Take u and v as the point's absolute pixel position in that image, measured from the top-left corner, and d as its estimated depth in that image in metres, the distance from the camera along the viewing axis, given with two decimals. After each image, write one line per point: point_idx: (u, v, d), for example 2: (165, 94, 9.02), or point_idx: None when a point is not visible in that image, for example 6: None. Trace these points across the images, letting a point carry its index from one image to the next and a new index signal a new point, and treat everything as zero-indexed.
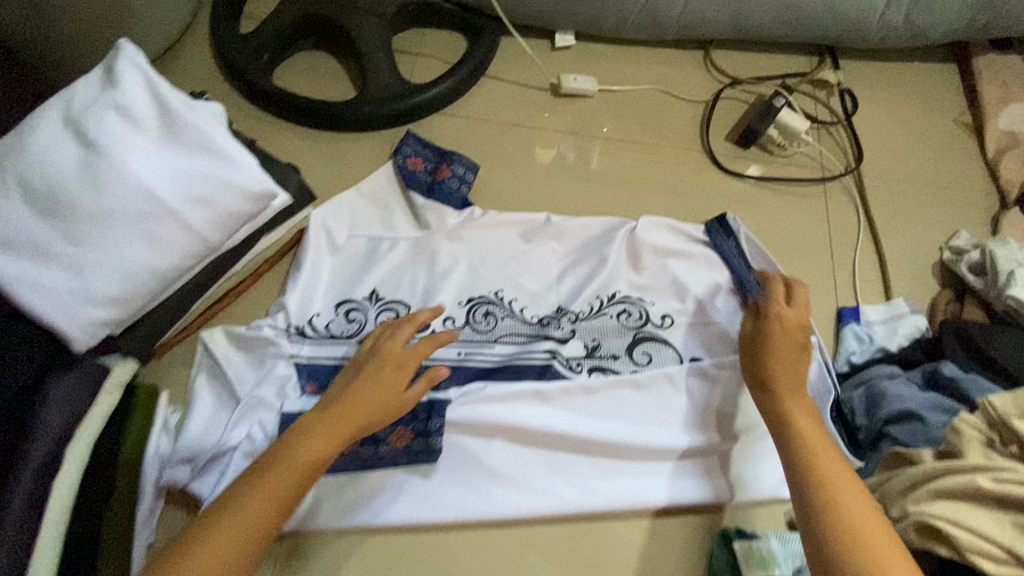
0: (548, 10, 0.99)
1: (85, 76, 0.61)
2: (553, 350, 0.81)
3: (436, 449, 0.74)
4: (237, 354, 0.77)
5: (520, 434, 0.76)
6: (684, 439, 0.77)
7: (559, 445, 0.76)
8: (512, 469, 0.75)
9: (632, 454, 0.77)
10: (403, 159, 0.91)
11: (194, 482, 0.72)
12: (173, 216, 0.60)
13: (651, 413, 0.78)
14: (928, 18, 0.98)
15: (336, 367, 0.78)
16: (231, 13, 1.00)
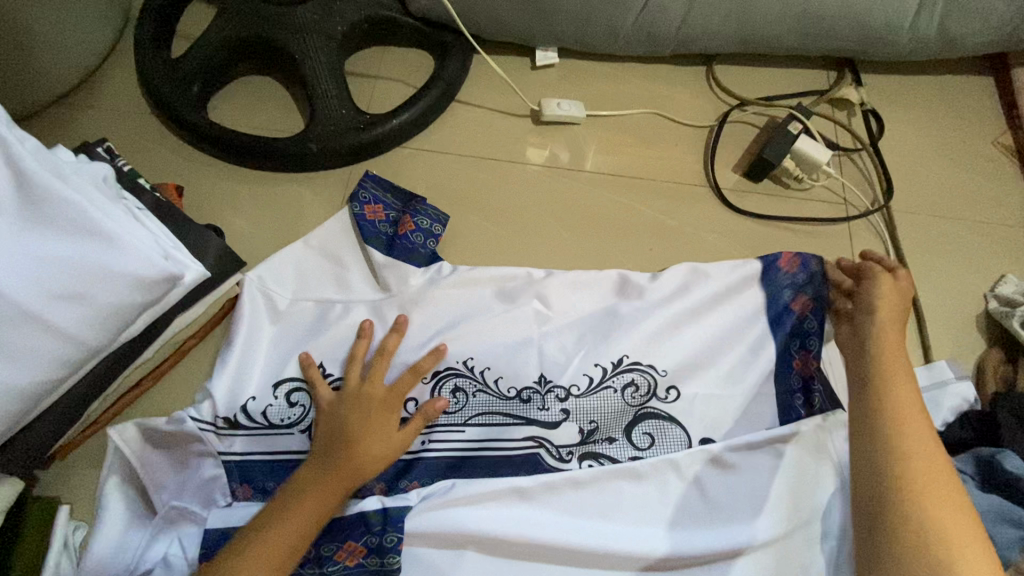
0: (525, 26, 0.85)
1: None
2: (539, 438, 0.66)
3: (393, 569, 0.58)
4: (154, 451, 0.62)
5: (494, 543, 0.60)
6: (707, 545, 0.60)
7: (545, 555, 0.60)
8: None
9: (598, 561, 0.60)
10: (359, 207, 0.74)
11: None
12: (33, 319, 0.46)
13: (654, 510, 0.62)
14: (965, 27, 0.85)
15: (274, 464, 0.64)
16: (158, 34, 0.86)
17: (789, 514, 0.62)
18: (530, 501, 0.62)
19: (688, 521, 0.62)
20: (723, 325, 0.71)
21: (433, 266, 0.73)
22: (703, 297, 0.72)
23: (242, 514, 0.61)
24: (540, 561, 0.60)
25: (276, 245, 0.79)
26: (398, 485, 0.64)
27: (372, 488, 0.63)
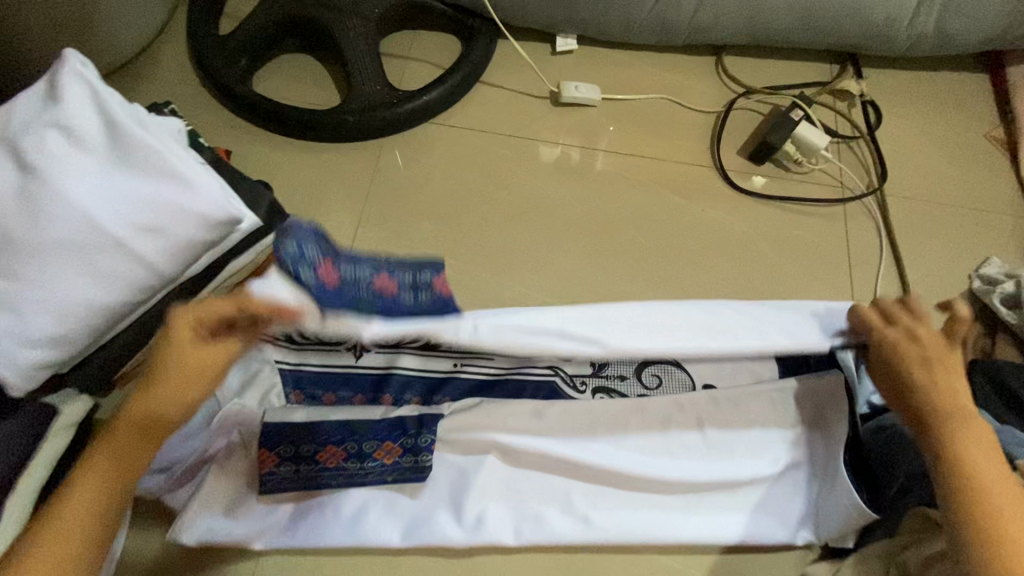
0: (547, 13, 0.92)
1: (28, 91, 0.55)
2: (555, 366, 0.74)
3: (425, 465, 0.69)
4: None
5: (517, 457, 0.71)
6: (705, 474, 0.70)
7: (556, 470, 0.71)
8: (498, 495, 0.71)
9: (618, 482, 0.71)
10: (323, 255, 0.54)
11: (166, 495, 0.68)
12: (120, 246, 0.54)
13: (659, 442, 0.71)
14: (961, 26, 0.90)
15: (322, 373, 0.72)
16: (208, 13, 0.93)
17: (775, 456, 0.70)
18: (551, 432, 0.71)
19: (689, 453, 0.71)
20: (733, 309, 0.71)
21: (448, 318, 0.52)
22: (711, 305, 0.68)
23: (296, 413, 0.69)
24: (551, 474, 0.71)
25: (314, 209, 0.86)
26: (432, 398, 0.74)
27: (408, 400, 0.74)
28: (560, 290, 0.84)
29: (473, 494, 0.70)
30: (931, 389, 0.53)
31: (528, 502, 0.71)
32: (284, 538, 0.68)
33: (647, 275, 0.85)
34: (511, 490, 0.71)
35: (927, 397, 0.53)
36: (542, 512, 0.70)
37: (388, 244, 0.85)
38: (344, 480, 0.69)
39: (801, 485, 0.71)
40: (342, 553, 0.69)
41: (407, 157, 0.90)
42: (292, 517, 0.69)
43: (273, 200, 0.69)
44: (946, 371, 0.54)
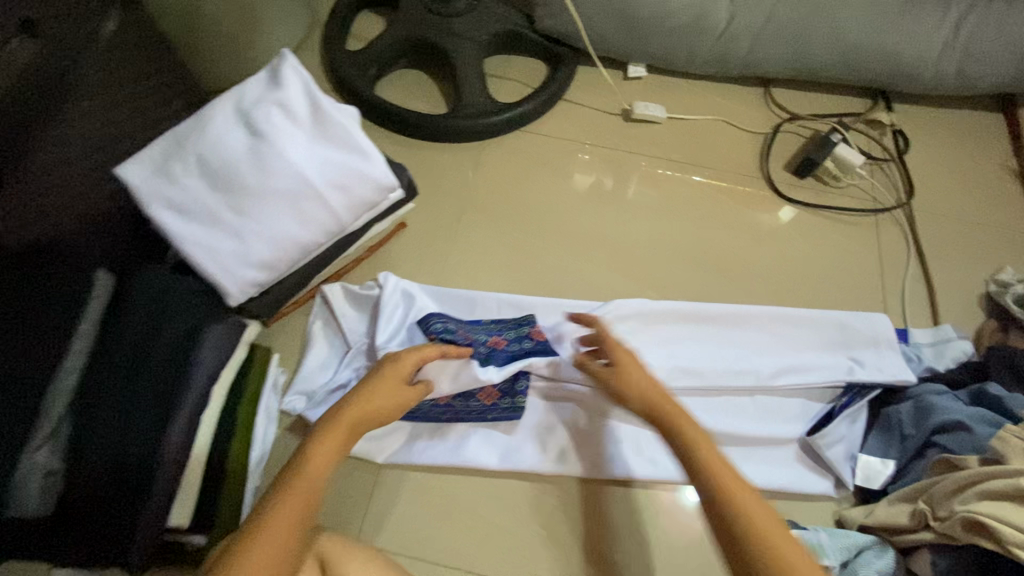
0: (623, 45, 1.09)
1: (253, 77, 0.72)
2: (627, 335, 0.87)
3: (521, 406, 0.83)
4: (351, 309, 0.86)
5: (593, 405, 0.84)
6: (755, 429, 0.84)
7: (627, 420, 0.84)
8: (576, 435, 0.83)
9: (684, 433, 0.83)
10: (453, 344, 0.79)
11: (307, 412, 0.79)
12: (317, 198, 0.70)
13: (716, 405, 0.85)
14: (978, 70, 1.06)
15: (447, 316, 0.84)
16: (341, 32, 1.12)
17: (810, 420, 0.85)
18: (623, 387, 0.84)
19: (739, 412, 0.85)
20: (771, 321, 0.89)
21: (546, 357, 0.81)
22: (745, 321, 0.89)
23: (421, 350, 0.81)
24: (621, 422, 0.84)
25: (424, 195, 1.03)
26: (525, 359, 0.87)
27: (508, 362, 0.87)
28: (629, 272, 0.98)
29: (558, 432, 0.83)
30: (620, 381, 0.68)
31: (603, 443, 0.83)
32: (398, 457, 0.81)
33: (703, 265, 0.99)
34: (587, 432, 0.84)
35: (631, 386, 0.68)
36: (615, 452, 0.83)
37: (483, 226, 1.01)
38: (453, 416, 0.82)
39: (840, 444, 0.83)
40: (442, 473, 0.82)
41: (500, 157, 1.07)
42: (406, 440, 0.82)
43: (411, 178, 0.85)
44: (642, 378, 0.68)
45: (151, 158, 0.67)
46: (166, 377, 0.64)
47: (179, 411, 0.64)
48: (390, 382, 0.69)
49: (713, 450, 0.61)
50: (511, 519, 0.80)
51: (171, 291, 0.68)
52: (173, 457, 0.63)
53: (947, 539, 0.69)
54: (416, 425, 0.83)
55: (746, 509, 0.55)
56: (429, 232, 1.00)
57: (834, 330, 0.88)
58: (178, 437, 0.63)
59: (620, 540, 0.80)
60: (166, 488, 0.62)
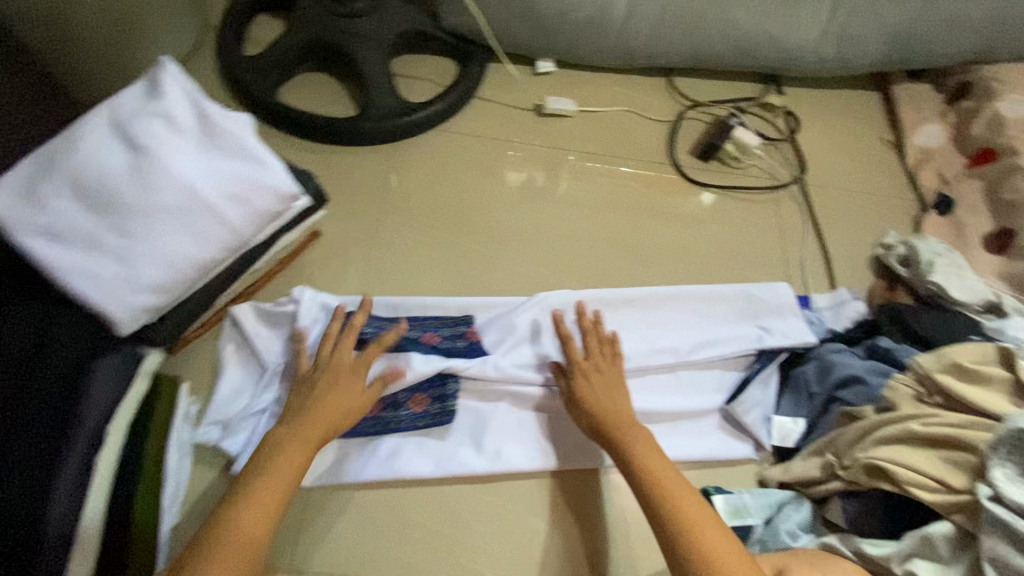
0: (528, 41, 1.11)
1: (130, 88, 0.68)
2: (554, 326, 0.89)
3: (451, 409, 0.82)
4: (262, 328, 0.81)
5: (525, 399, 0.85)
6: (680, 403, 0.86)
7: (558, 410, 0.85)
8: (510, 433, 0.84)
9: None
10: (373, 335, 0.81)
11: (224, 441, 0.74)
12: (212, 212, 0.66)
13: (640, 385, 0.87)
14: (854, 52, 1.15)
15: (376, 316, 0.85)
16: (237, 37, 1.07)
17: (727, 387, 0.89)
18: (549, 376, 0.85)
19: (664, 390, 0.87)
20: (682, 299, 0.93)
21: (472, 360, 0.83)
22: (661, 300, 0.93)
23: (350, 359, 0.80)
24: (552, 413, 0.86)
25: (339, 202, 1.00)
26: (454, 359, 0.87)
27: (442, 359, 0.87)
28: (553, 264, 1.00)
29: (492, 433, 0.83)
30: (590, 392, 0.78)
31: (537, 437, 0.84)
32: (327, 478, 0.78)
33: (622, 251, 1.02)
34: (520, 428, 0.84)
35: (597, 398, 0.77)
36: (550, 443, 0.84)
37: (403, 229, 0.99)
38: (382, 427, 0.81)
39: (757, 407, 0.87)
40: (376, 485, 0.80)
41: (416, 159, 1.05)
42: (337, 457, 0.80)
43: (319, 184, 0.82)
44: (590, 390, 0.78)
45: (16, 183, 0.62)
46: (53, 418, 0.61)
47: (64, 472, 0.60)
48: (347, 377, 0.72)
49: (660, 460, 0.71)
50: (449, 522, 0.79)
51: (46, 339, 0.63)
52: (64, 503, 0.59)
53: (853, 485, 0.74)
54: (343, 441, 0.80)
55: (686, 509, 0.66)
56: (347, 239, 0.97)
57: (739, 298, 0.94)
58: (71, 480, 0.60)
59: (563, 529, 0.80)
60: (61, 535, 0.58)
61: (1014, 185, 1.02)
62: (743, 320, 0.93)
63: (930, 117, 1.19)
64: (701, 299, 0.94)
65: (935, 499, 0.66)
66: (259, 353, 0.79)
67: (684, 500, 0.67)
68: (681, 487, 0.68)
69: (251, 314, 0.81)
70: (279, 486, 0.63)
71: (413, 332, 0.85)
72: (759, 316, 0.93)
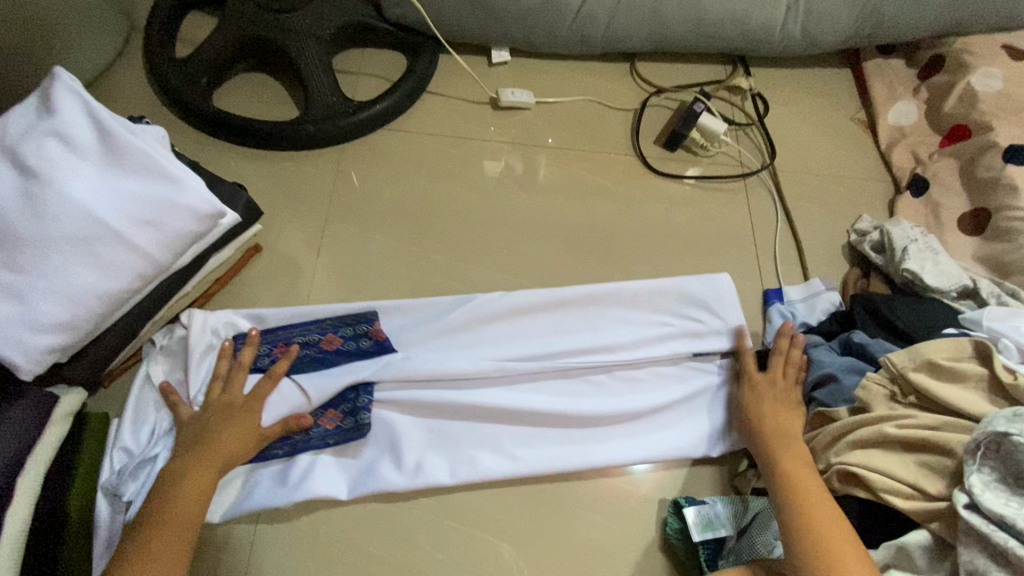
0: (480, 29, 1.04)
1: (21, 106, 0.61)
2: (514, 332, 0.85)
3: (364, 424, 0.76)
4: (163, 361, 0.74)
5: (485, 412, 0.80)
6: (632, 405, 0.82)
7: (517, 420, 0.81)
8: (431, 444, 0.78)
9: (580, 421, 0.81)
10: (268, 359, 0.77)
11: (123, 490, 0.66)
12: (119, 238, 0.60)
13: (590, 387, 0.84)
14: (822, 29, 1.09)
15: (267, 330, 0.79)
16: (164, 39, 0.99)
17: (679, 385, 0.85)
18: (469, 380, 0.80)
19: (600, 391, 0.84)
20: (631, 292, 0.88)
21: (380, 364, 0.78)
22: (613, 294, 0.88)
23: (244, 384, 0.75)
24: (478, 421, 0.80)
25: (282, 211, 0.94)
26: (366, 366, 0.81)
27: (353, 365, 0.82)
28: (512, 267, 0.95)
29: (409, 447, 0.77)
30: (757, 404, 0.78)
31: (463, 448, 0.79)
32: (232, 510, 0.73)
33: (586, 251, 0.97)
34: (440, 438, 0.79)
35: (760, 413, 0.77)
36: (475, 456, 0.78)
37: (352, 238, 0.93)
38: (291, 449, 0.75)
39: (704, 405, 0.84)
40: (329, 517, 0.75)
41: (364, 162, 0.99)
42: (243, 486, 0.74)
43: (250, 199, 0.76)
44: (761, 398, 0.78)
45: None
46: None
47: None
48: (245, 413, 0.71)
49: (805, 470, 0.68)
50: (408, 550, 0.75)
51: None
52: None
53: (827, 491, 0.70)
54: (253, 467, 0.75)
55: (817, 515, 0.63)
56: (291, 252, 0.91)
57: (688, 289, 0.89)
58: None
59: (528, 550, 0.77)
60: None
61: (989, 163, 0.98)
62: (694, 312, 0.88)
63: (902, 94, 1.15)
64: (651, 291, 0.88)
65: (911, 506, 0.63)
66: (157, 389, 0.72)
67: (820, 508, 0.63)
68: (819, 497, 0.64)
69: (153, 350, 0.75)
70: (176, 527, 0.60)
71: (307, 339, 0.79)
72: (706, 306, 0.88)
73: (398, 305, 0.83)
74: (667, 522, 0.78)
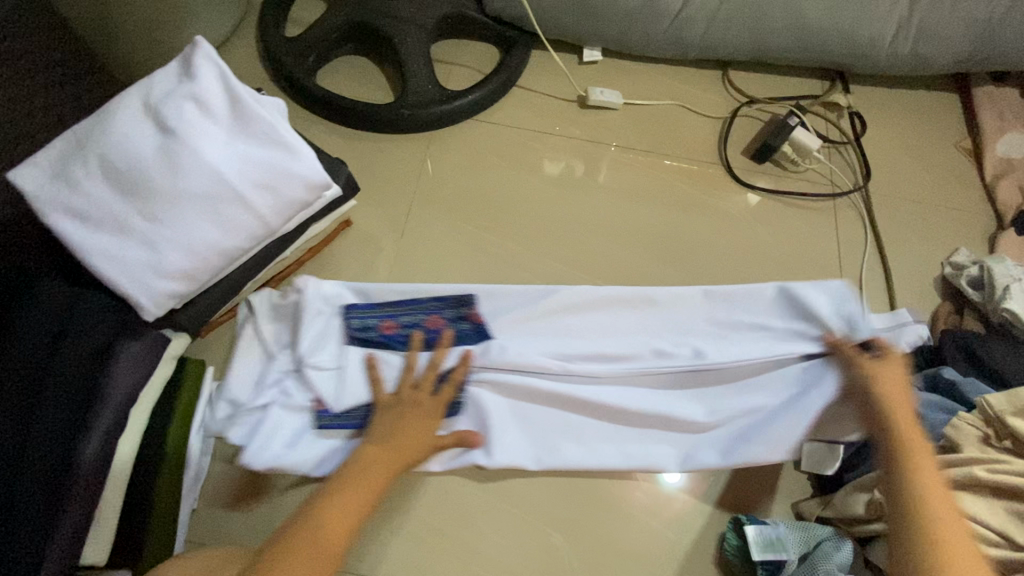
0: (575, 28, 1.05)
1: (163, 68, 0.66)
2: (604, 330, 0.83)
3: (460, 403, 0.77)
4: (273, 321, 0.77)
5: (568, 403, 0.79)
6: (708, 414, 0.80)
7: (601, 418, 0.80)
8: (516, 427, 0.79)
9: (658, 426, 0.80)
10: (376, 330, 0.77)
11: (233, 432, 0.72)
12: (238, 199, 0.65)
13: (672, 391, 0.81)
14: (934, 50, 1.04)
15: (382, 304, 0.80)
16: (278, 17, 1.05)
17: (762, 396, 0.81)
18: (551, 373, 0.78)
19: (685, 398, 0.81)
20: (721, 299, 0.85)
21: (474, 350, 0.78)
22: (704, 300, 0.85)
23: (354, 353, 0.75)
24: (560, 411, 0.80)
25: (371, 189, 0.98)
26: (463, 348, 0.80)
27: None
28: (588, 266, 0.95)
29: (495, 427, 0.77)
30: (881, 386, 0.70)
31: (549, 436, 0.79)
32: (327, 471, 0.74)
33: (661, 256, 0.97)
34: (524, 420, 0.79)
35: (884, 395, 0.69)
36: (559, 444, 0.79)
37: (433, 221, 0.96)
38: None
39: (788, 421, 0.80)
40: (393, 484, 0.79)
41: (450, 149, 1.02)
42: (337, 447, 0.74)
43: (349, 174, 0.80)
44: (882, 386, 0.70)
45: (50, 163, 0.61)
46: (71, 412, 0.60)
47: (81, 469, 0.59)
48: (427, 415, 0.71)
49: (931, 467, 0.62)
50: (464, 527, 0.77)
51: (75, 313, 0.63)
52: (82, 502, 0.59)
53: None
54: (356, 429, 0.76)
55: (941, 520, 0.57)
56: (376, 229, 0.95)
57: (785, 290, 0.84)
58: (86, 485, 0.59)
59: (579, 543, 0.78)
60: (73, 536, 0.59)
61: None
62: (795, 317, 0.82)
63: (1014, 124, 1.08)
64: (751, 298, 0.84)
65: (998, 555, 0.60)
66: (272, 351, 0.75)
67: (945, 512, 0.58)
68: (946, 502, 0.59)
69: (261, 302, 0.77)
70: (353, 511, 0.58)
71: (414, 317, 0.80)
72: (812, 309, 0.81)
73: (487, 292, 0.82)
74: (727, 538, 0.78)
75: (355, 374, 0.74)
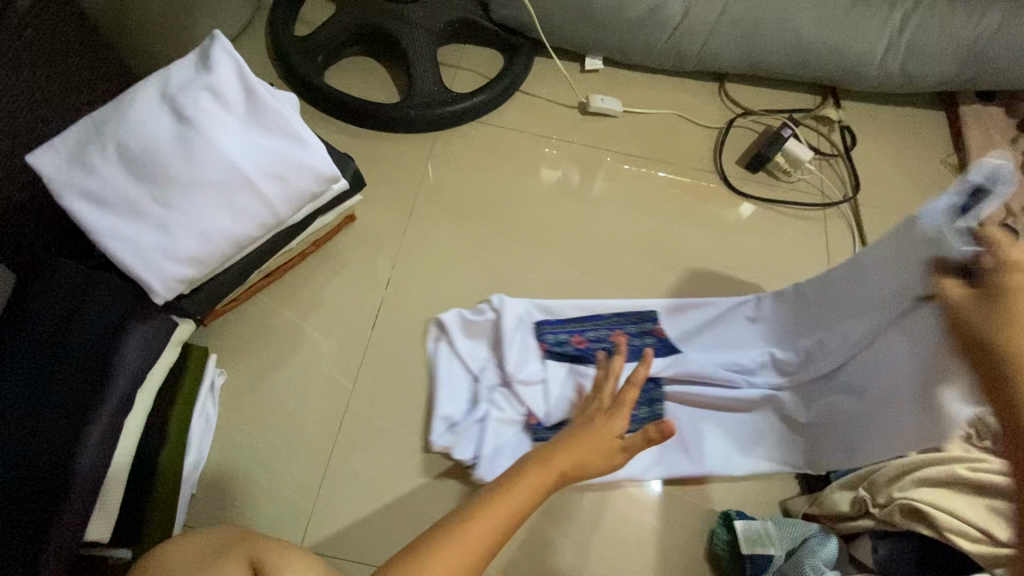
0: (578, 37, 1.08)
1: (180, 59, 0.68)
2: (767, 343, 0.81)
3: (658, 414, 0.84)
4: (468, 335, 0.88)
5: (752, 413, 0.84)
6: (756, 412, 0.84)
7: (755, 428, 0.85)
8: (688, 437, 0.84)
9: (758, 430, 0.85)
10: (569, 346, 0.86)
11: (455, 444, 0.81)
12: (250, 189, 0.67)
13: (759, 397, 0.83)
14: (923, 68, 1.08)
15: (568, 321, 0.89)
16: (288, 16, 1.07)
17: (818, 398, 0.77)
18: (733, 386, 0.83)
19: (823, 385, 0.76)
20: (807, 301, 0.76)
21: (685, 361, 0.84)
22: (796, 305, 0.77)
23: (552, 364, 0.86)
24: (718, 419, 0.86)
25: (376, 186, 1.00)
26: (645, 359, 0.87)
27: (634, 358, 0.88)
28: (590, 268, 0.98)
29: (690, 437, 0.84)
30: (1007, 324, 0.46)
31: (717, 448, 0.84)
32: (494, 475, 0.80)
33: (659, 260, 1.00)
34: (700, 431, 0.85)
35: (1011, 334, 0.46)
36: (729, 453, 0.84)
37: (438, 219, 0.99)
38: None
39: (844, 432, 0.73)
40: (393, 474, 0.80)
41: (455, 150, 1.04)
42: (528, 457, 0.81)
43: (357, 169, 0.82)
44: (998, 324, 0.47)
45: (64, 145, 0.63)
46: (77, 394, 0.61)
47: (86, 450, 0.60)
48: (602, 421, 0.65)
49: None
50: None
51: (88, 295, 0.64)
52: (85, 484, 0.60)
53: (886, 524, 0.71)
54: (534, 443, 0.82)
55: None
56: (381, 225, 0.97)
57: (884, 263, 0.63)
58: (89, 468, 0.60)
59: (574, 536, 0.80)
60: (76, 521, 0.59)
61: None
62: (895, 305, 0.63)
63: (998, 142, 1.12)
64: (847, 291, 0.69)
65: (978, 550, 0.62)
66: (471, 364, 0.86)
67: None
68: None
69: (454, 318, 0.88)
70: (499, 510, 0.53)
71: (600, 333, 0.89)
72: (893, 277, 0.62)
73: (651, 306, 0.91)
74: (716, 533, 0.80)
75: (559, 389, 0.84)
